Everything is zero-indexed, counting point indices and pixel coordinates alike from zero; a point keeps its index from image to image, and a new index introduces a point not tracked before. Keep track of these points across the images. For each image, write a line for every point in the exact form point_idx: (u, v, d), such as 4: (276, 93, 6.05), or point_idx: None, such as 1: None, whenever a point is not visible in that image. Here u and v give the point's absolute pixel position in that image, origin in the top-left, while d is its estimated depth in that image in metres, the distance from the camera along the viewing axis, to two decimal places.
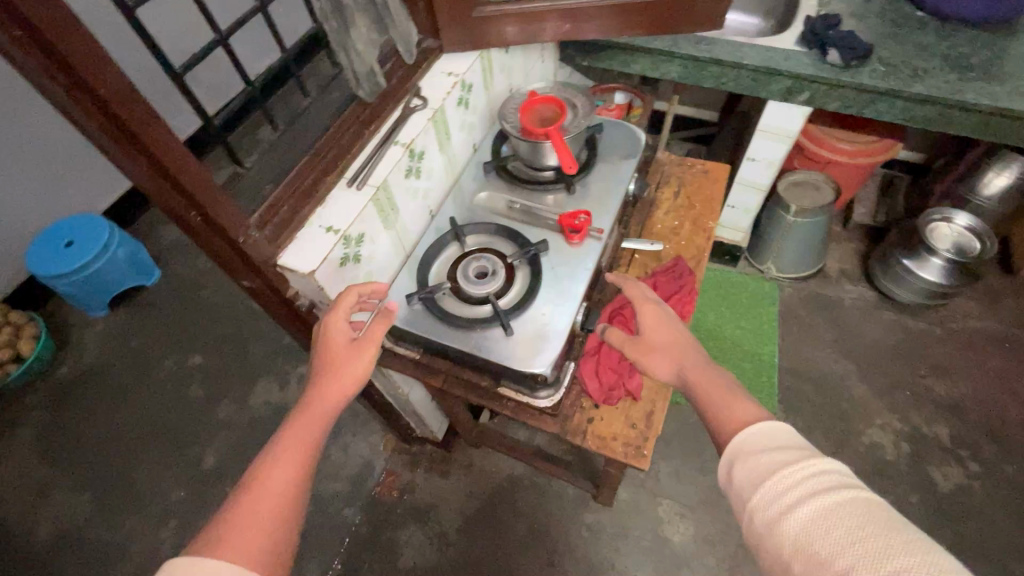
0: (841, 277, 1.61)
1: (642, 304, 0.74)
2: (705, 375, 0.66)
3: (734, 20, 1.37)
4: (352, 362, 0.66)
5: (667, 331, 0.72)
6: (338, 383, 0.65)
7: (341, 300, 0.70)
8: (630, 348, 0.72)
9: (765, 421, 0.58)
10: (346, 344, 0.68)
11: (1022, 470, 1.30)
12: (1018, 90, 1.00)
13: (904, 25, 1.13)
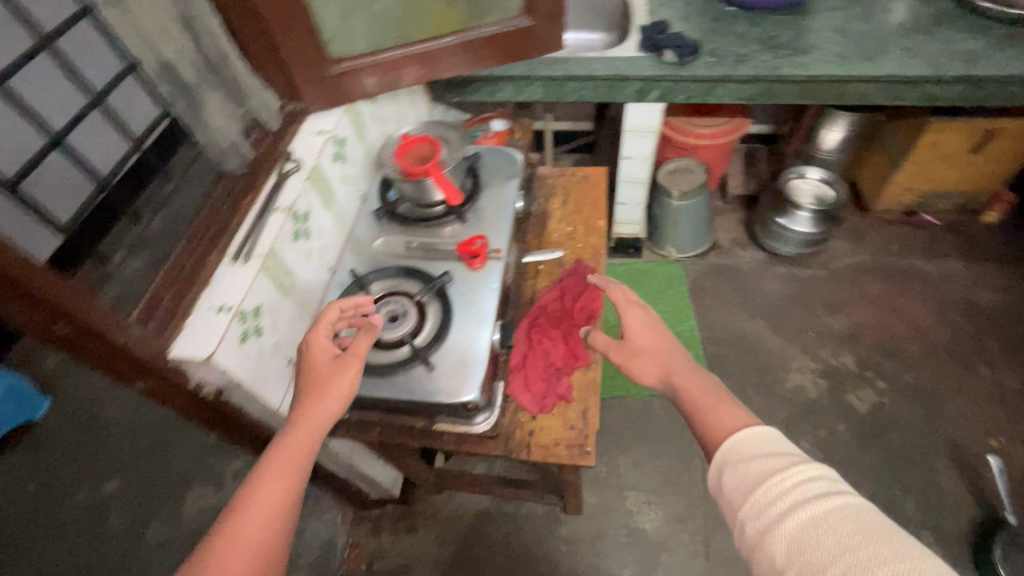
0: (733, 245, 1.76)
1: (626, 306, 0.79)
2: (690, 379, 0.70)
3: (583, 38, 1.49)
4: (338, 379, 0.67)
5: (649, 337, 0.76)
6: (323, 403, 0.65)
7: (322, 319, 0.71)
8: (613, 351, 0.78)
9: (755, 429, 0.58)
10: (330, 363, 0.69)
11: (919, 376, 1.46)
12: (821, 58, 1.17)
13: (721, 19, 1.29)
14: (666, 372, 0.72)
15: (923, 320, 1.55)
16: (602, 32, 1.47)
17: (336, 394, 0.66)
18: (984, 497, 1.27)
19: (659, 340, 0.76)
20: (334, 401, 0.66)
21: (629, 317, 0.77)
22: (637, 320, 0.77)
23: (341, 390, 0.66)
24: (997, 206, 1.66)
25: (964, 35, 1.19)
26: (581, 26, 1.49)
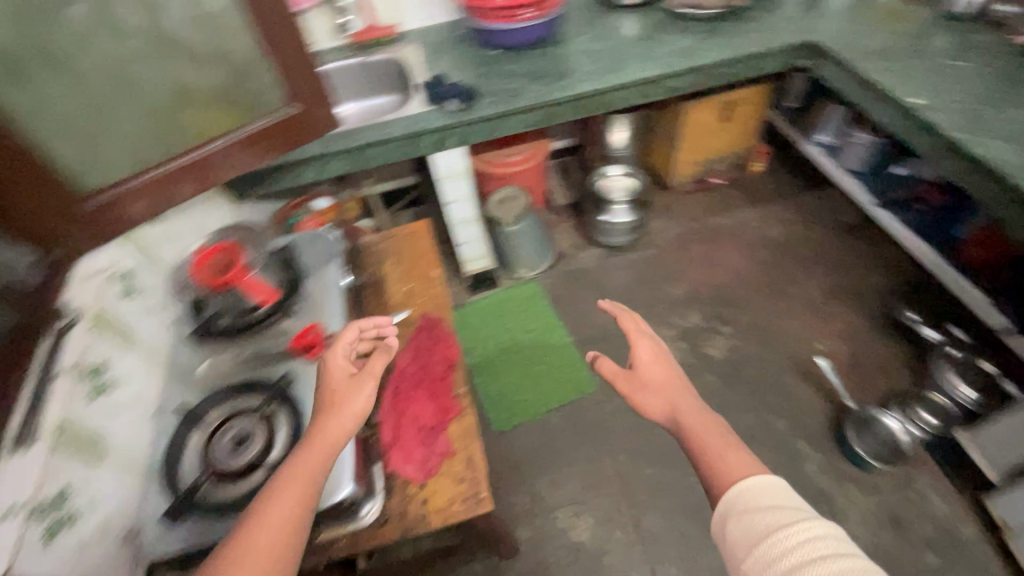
0: (574, 250, 1.91)
1: (638, 340, 0.83)
2: (696, 416, 0.74)
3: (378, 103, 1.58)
4: (355, 395, 0.72)
5: (660, 374, 0.80)
6: (340, 420, 0.69)
7: (343, 337, 0.78)
8: (621, 381, 0.81)
9: (759, 478, 0.62)
10: (345, 379, 0.74)
11: (751, 311, 1.69)
12: (579, 79, 1.34)
13: (489, 63, 1.42)
14: (671, 409, 0.76)
15: (739, 264, 1.81)
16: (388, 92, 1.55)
17: (351, 411, 0.70)
18: (829, 394, 1.48)
19: (670, 378, 0.80)
20: (350, 418, 0.70)
21: (643, 352, 0.82)
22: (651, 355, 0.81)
23: (357, 407, 0.71)
24: (759, 157, 1.99)
25: (676, 34, 1.43)
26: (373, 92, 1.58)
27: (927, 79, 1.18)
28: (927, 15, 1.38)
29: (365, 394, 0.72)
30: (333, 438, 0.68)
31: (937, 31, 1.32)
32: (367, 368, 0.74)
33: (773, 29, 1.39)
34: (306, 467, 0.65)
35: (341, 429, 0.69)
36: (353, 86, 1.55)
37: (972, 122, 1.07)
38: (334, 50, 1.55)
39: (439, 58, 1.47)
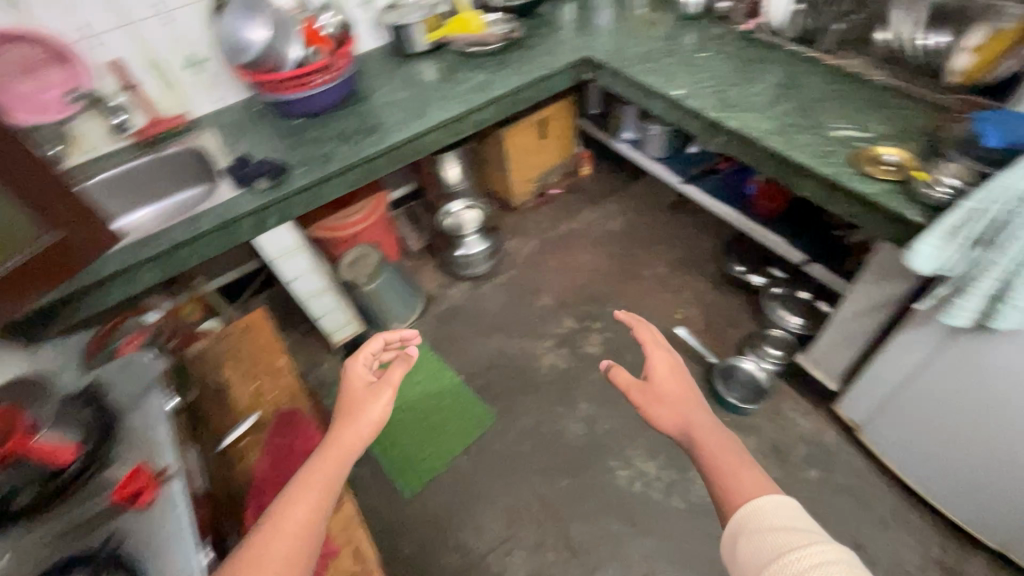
0: (442, 289, 1.92)
1: (655, 353, 0.88)
2: (706, 428, 0.77)
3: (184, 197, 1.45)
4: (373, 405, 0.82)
5: (673, 387, 0.85)
6: (358, 427, 0.79)
7: (361, 350, 0.91)
8: (636, 393, 0.85)
9: (773, 502, 0.63)
10: (364, 390, 0.86)
11: (614, 301, 1.81)
12: (389, 131, 1.35)
13: (295, 134, 1.39)
14: (685, 424, 0.80)
15: (593, 260, 1.94)
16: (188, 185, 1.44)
17: (368, 421, 0.81)
18: (696, 356, 1.62)
19: (684, 389, 0.84)
20: (368, 428, 0.80)
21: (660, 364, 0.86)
22: (667, 366, 0.86)
23: (371, 419, 0.81)
24: (585, 162, 2.17)
25: (470, 71, 1.51)
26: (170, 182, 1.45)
27: (684, 72, 1.36)
28: (672, 18, 1.60)
29: (380, 409, 0.82)
30: (351, 442, 0.78)
31: (683, 31, 1.54)
32: (385, 378, 0.86)
33: (553, 52, 1.53)
34: (327, 467, 0.74)
35: (360, 436, 0.79)
36: (149, 185, 1.42)
37: (723, 102, 1.26)
38: (116, 153, 1.40)
39: (241, 138, 1.40)
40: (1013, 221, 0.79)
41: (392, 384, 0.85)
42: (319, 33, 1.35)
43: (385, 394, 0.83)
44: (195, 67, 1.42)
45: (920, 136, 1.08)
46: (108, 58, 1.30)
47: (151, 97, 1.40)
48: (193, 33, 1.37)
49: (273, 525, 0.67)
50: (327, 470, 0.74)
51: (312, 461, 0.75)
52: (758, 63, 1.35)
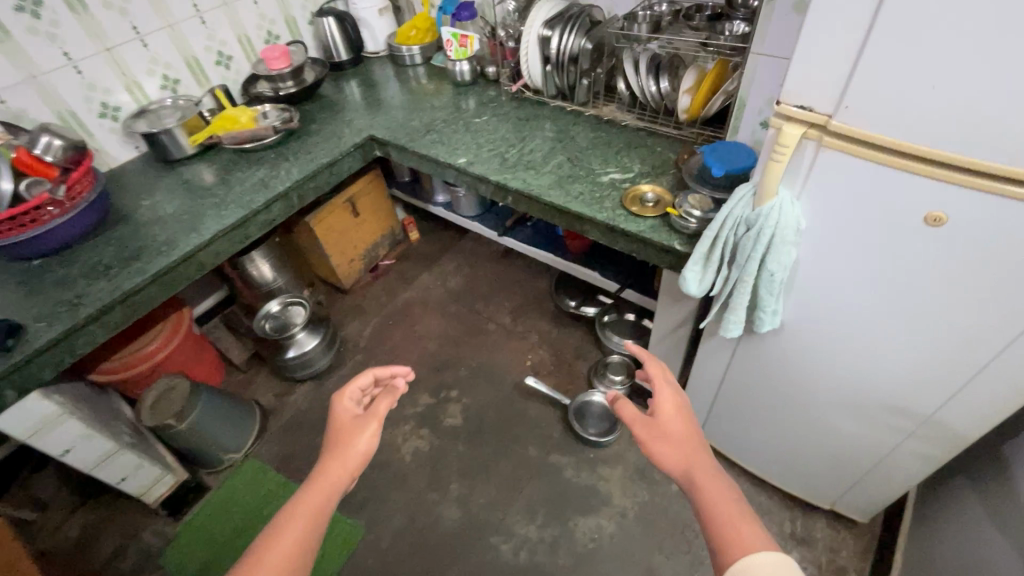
0: (280, 398, 1.72)
1: (661, 383, 0.81)
2: (712, 477, 0.70)
3: None
4: (361, 434, 0.83)
5: (679, 418, 0.77)
6: (348, 456, 0.81)
7: (347, 382, 0.93)
8: (639, 426, 0.77)
9: (769, 558, 0.59)
10: (354, 419, 0.88)
11: (467, 363, 1.77)
12: (154, 253, 1.17)
13: (31, 279, 1.14)
14: (688, 463, 0.72)
15: (439, 325, 1.89)
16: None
17: (355, 449, 0.82)
18: (553, 400, 1.63)
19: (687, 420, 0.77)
20: (356, 457, 0.81)
21: (665, 394, 0.79)
22: (672, 399, 0.78)
23: (361, 446, 0.82)
24: (411, 228, 2.14)
25: (247, 169, 1.39)
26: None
27: (466, 140, 1.40)
28: (450, 86, 1.65)
29: (373, 436, 0.83)
30: (340, 469, 0.79)
31: (462, 97, 1.59)
32: (374, 409, 0.87)
33: (337, 136, 1.48)
34: (315, 493, 0.76)
35: (348, 464, 0.80)
36: None
37: (505, 164, 1.30)
38: None
39: None
40: (740, 244, 0.89)
41: (383, 409, 0.87)
42: (39, 160, 1.13)
43: (375, 419, 0.85)
44: None
45: (672, 169, 1.20)
46: None
47: None
48: None
49: (259, 551, 0.69)
50: (317, 495, 0.76)
51: (307, 481, 0.77)
52: (533, 119, 1.44)
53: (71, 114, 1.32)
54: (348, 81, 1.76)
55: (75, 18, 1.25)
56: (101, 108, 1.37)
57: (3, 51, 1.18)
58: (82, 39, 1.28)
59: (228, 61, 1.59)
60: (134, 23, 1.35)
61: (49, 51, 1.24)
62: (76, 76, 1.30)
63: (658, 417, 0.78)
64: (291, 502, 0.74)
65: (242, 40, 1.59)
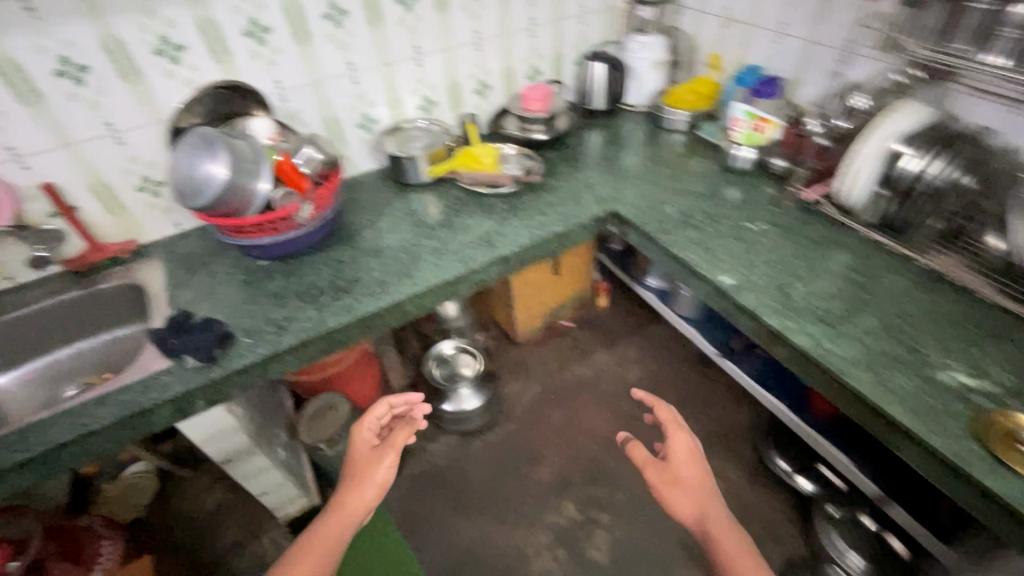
0: (422, 441, 1.60)
1: (675, 433, 0.96)
2: (720, 521, 0.86)
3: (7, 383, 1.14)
4: (379, 464, 1.00)
5: (689, 466, 0.93)
6: (367, 487, 0.97)
7: (368, 415, 1.08)
8: (651, 469, 0.95)
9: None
10: (370, 451, 1.04)
11: (629, 485, 1.47)
12: (366, 291, 1.08)
13: (254, 280, 1.12)
14: (696, 502, 0.89)
15: (605, 422, 1.62)
16: (65, 383, 1.19)
17: (374, 477, 0.98)
18: None
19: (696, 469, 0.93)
20: (374, 486, 0.97)
21: (676, 443, 0.95)
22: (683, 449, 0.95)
23: (380, 476, 0.99)
24: (601, 293, 1.90)
25: (476, 214, 1.26)
26: (32, 363, 1.17)
27: (735, 250, 1.10)
28: (715, 169, 1.37)
29: (390, 466, 1.00)
30: (356, 498, 0.95)
31: (730, 187, 1.30)
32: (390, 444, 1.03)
33: (576, 200, 1.28)
34: (337, 516, 0.92)
35: (364, 492, 0.96)
36: (66, 324, 1.17)
37: (785, 302, 0.98)
38: (39, 284, 1.16)
39: (187, 281, 1.15)
40: None
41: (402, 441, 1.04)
42: (296, 168, 1.11)
43: (392, 453, 1.02)
44: (149, 190, 1.19)
45: None
46: (36, 182, 1.07)
47: (91, 223, 1.17)
48: (150, 155, 1.15)
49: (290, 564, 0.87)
50: (339, 518, 0.92)
51: (335, 505, 0.94)
52: (828, 246, 1.10)
53: (335, 120, 1.32)
54: (596, 132, 1.57)
55: (368, 32, 1.24)
56: (361, 119, 1.36)
57: (300, 56, 1.19)
58: (368, 53, 1.27)
59: (486, 90, 1.50)
60: (416, 43, 1.31)
61: (337, 60, 1.24)
62: (351, 86, 1.29)
63: (672, 465, 0.95)
64: (312, 529, 0.90)
65: (506, 72, 1.50)
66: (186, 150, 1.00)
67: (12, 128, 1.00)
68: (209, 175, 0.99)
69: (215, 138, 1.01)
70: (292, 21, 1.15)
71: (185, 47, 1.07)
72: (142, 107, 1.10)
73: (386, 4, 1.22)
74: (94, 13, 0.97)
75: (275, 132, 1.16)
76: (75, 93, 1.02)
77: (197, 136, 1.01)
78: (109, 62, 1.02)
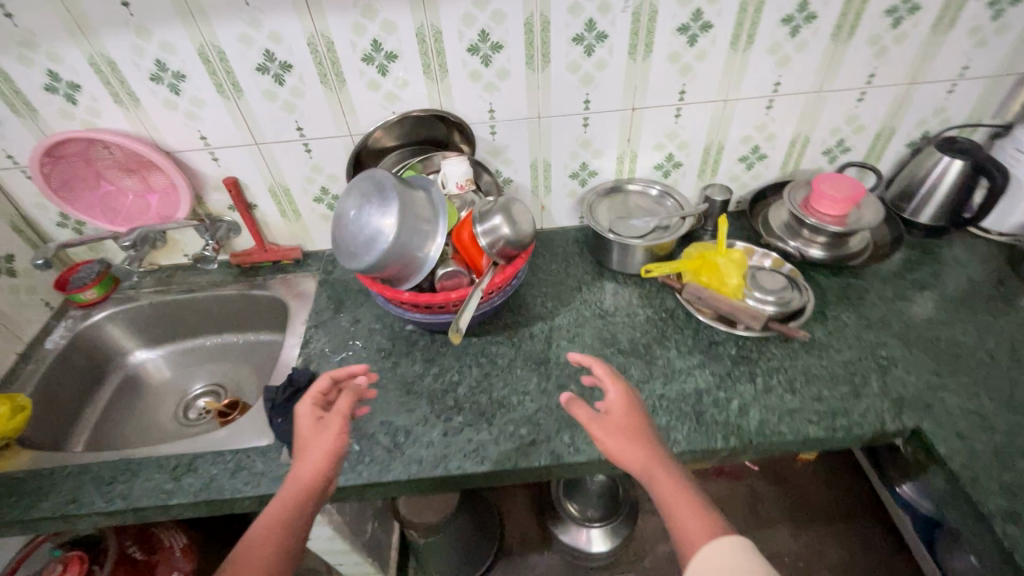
0: (525, 546, 1.33)
1: (611, 378, 0.69)
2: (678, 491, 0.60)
3: (150, 361, 1.13)
4: (323, 436, 0.65)
5: (634, 417, 0.66)
6: (310, 469, 0.62)
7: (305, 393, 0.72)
8: (596, 432, 0.65)
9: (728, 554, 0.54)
10: (313, 423, 0.67)
11: None
12: (509, 429, 0.79)
13: (392, 352, 0.92)
14: (649, 467, 0.62)
15: None
16: (195, 376, 1.13)
17: (319, 450, 0.64)
18: None
19: (639, 420, 0.66)
20: (325, 459, 0.63)
21: (616, 388, 0.68)
22: (622, 397, 0.67)
23: (330, 446, 0.64)
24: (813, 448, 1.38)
25: (690, 352, 0.88)
26: (183, 342, 1.15)
27: None
28: None
29: (338, 431, 0.66)
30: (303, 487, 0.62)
31: None
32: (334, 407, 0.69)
33: (855, 383, 0.82)
34: (280, 520, 0.58)
35: (313, 477, 0.62)
36: (216, 317, 1.12)
37: None
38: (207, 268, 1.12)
39: (330, 322, 0.99)
40: None
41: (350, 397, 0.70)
42: (472, 240, 0.85)
43: (338, 420, 0.67)
44: (326, 203, 1.05)
45: None
46: (222, 174, 0.99)
47: (264, 222, 1.08)
48: (335, 168, 1.00)
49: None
50: (281, 524, 0.58)
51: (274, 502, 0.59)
52: None
53: (545, 164, 1.03)
54: (906, 256, 1.04)
55: (626, 65, 0.89)
56: (578, 169, 1.04)
57: (528, 84, 0.91)
58: (615, 93, 0.93)
59: (757, 160, 1.06)
60: (685, 87, 0.93)
61: (573, 95, 0.93)
62: (579, 128, 0.98)
63: (616, 421, 0.66)
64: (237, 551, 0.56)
65: (797, 141, 1.03)
66: (356, 196, 0.80)
67: (209, 119, 0.91)
68: (376, 236, 0.78)
69: (393, 187, 0.79)
70: (532, 41, 0.85)
71: (399, 57, 0.86)
72: (337, 118, 0.92)
73: (663, 32, 0.86)
74: (309, 7, 0.79)
75: (469, 178, 0.90)
76: (273, 92, 0.88)
77: (370, 179, 0.80)
78: (314, 63, 0.85)
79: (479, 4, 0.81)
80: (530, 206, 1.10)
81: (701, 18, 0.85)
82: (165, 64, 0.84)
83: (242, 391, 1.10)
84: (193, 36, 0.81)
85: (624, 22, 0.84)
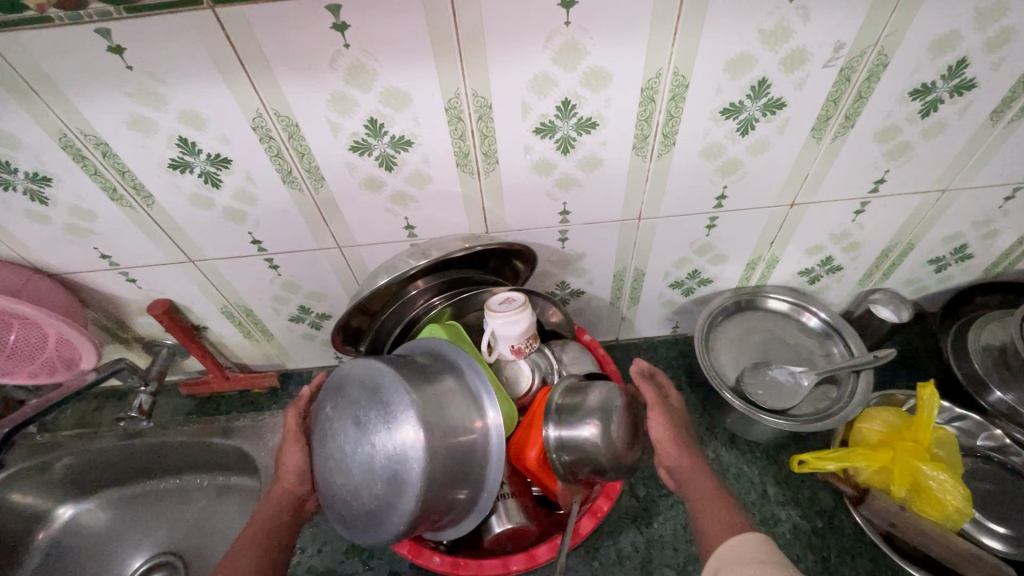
0: None
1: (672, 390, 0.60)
2: (711, 489, 0.50)
3: (79, 520, 0.81)
4: (288, 453, 0.58)
5: (688, 427, 0.57)
6: (280, 488, 0.57)
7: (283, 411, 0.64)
8: (657, 414, 0.55)
9: (751, 542, 0.42)
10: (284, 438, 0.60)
11: None
12: None
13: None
14: (686, 467, 0.53)
15: None
16: (137, 547, 0.81)
17: (284, 471, 0.58)
18: None
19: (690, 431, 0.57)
20: (291, 476, 0.57)
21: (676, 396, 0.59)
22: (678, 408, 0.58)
23: (291, 464, 0.58)
24: None
25: None
26: (131, 487, 0.84)
27: None
28: None
29: (297, 447, 0.59)
30: (275, 507, 0.56)
31: None
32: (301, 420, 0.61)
33: None
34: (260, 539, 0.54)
35: (283, 493, 0.57)
36: (172, 460, 0.80)
37: None
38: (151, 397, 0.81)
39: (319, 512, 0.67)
40: None
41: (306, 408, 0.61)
42: (542, 462, 0.52)
43: (291, 438, 0.59)
44: (307, 322, 0.71)
45: None
46: (147, 296, 0.65)
47: (221, 343, 0.75)
48: (317, 285, 0.65)
49: None
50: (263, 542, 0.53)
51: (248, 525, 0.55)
52: None
53: (636, 273, 0.67)
54: None
55: (802, 147, 0.52)
56: (684, 277, 0.69)
57: (631, 176, 0.54)
58: (771, 185, 0.56)
59: (955, 261, 0.70)
60: (886, 175, 0.56)
61: (700, 190, 0.56)
62: (699, 231, 0.62)
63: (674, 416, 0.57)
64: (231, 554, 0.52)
65: None
66: (348, 424, 0.45)
67: (108, 234, 0.56)
68: (379, 510, 0.44)
69: (412, 423, 0.43)
70: (650, 115, 0.48)
71: (415, 143, 0.49)
72: (316, 226, 0.57)
73: (882, 98, 0.48)
74: (246, 72, 0.42)
75: (535, 334, 0.56)
76: (204, 197, 0.53)
77: (370, 391, 0.46)
78: (267, 155, 0.49)
79: (563, 60, 0.43)
80: (605, 317, 0.75)
81: (959, 74, 0.47)
82: (9, 163, 0.48)
83: (202, 567, 0.78)
84: (43, 121, 0.45)
85: (822, 83, 0.47)
